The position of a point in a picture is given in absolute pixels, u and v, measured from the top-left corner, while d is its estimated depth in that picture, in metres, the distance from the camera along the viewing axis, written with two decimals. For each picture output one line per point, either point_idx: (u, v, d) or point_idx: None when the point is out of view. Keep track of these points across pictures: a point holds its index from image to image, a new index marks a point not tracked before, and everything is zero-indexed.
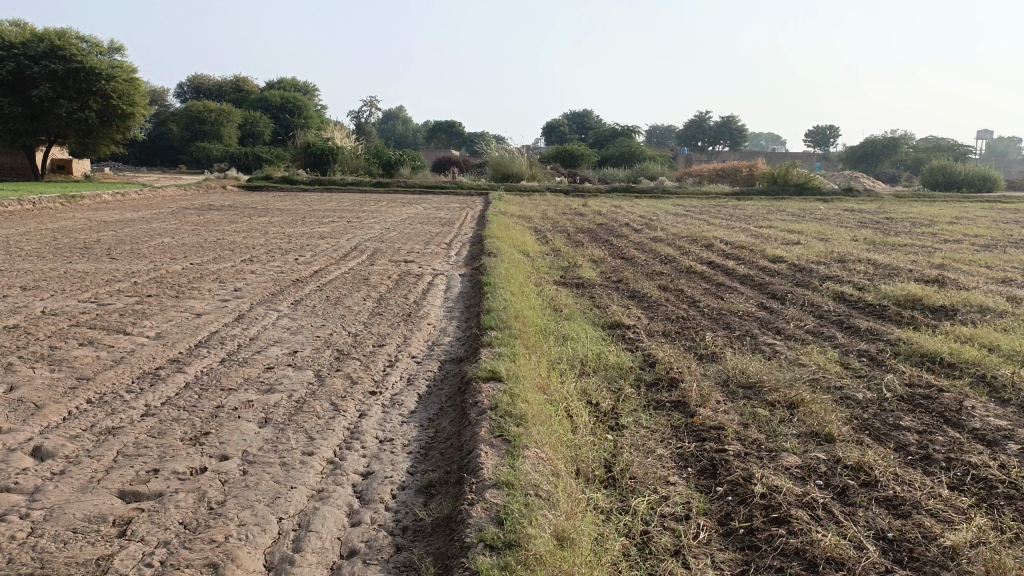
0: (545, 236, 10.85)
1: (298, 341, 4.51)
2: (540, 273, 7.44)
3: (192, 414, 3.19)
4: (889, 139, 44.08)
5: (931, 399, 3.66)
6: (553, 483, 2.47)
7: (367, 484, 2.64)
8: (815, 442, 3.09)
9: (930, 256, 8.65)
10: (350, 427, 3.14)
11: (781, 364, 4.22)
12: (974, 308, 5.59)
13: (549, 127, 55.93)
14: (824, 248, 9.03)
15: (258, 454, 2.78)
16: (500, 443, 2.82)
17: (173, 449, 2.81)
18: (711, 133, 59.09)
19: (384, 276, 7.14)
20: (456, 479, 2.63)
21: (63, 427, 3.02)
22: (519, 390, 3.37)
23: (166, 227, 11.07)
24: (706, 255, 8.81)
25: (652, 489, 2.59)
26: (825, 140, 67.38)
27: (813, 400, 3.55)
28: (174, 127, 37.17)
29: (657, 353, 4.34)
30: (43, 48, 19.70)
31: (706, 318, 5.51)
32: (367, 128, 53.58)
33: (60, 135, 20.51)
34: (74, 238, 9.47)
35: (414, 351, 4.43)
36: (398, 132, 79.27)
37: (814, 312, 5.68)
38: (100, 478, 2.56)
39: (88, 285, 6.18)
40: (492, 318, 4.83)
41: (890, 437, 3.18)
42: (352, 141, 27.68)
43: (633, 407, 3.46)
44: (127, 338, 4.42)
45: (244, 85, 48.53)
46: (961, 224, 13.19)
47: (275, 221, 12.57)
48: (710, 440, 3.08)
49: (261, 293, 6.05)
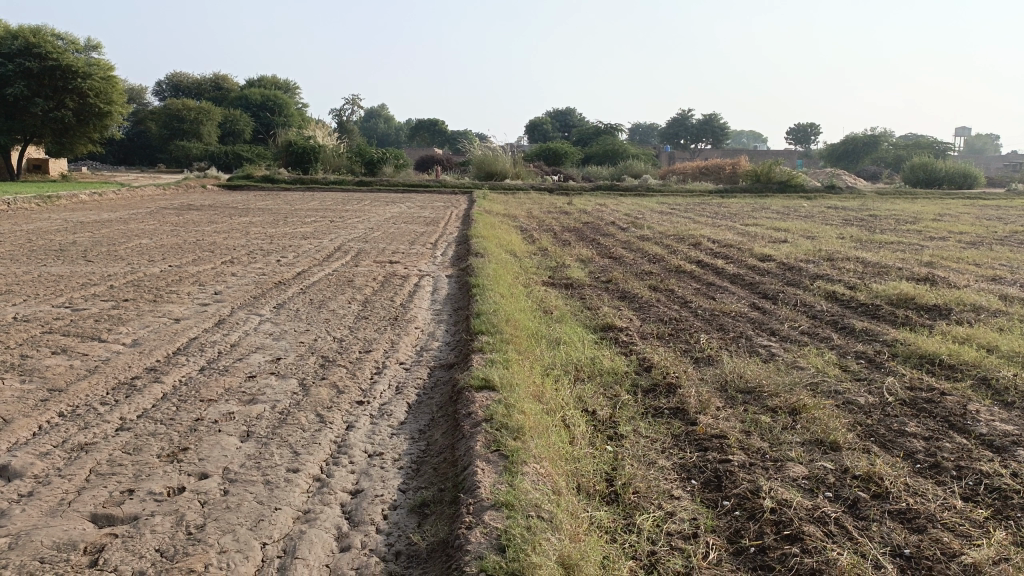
0: (530, 236, 10.68)
1: (282, 347, 4.36)
2: (528, 273, 7.31)
3: (170, 428, 3.03)
4: (869, 136, 44.42)
5: (934, 403, 3.57)
6: (554, 503, 2.34)
7: (357, 504, 2.49)
8: (821, 451, 2.98)
9: (917, 253, 8.62)
10: (337, 440, 2.99)
11: (778, 367, 4.12)
12: (967, 307, 5.52)
13: (532, 125, 55.81)
14: (812, 246, 8.94)
15: (240, 472, 2.63)
16: (497, 458, 2.69)
17: (149, 466, 2.65)
18: (694, 131, 59.13)
19: (369, 277, 6.99)
20: (451, 497, 2.50)
21: (32, 443, 2.85)
22: (515, 399, 3.23)
23: (145, 228, 10.81)
24: (695, 254, 8.71)
25: (656, 504, 2.48)
26: (806, 138, 67.60)
27: (816, 405, 3.43)
28: (152, 126, 36.73)
29: (653, 357, 4.22)
30: (18, 45, 19.38)
31: (699, 319, 5.39)
32: (349, 127, 53.28)
33: (36, 135, 20.15)
34: (49, 240, 9.23)
35: (401, 357, 4.29)
36: (382, 130, 79.22)
37: (808, 313, 5.57)
38: (71, 500, 2.40)
39: (63, 289, 5.98)
40: (483, 322, 4.69)
41: (896, 444, 3.08)
42: (335, 139, 27.44)
43: (630, 415, 3.33)
44: (102, 346, 4.24)
45: (223, 82, 48.05)
46: (945, 221, 13.20)
47: (256, 221, 12.35)
48: (712, 450, 2.96)
49: (242, 297, 5.87)
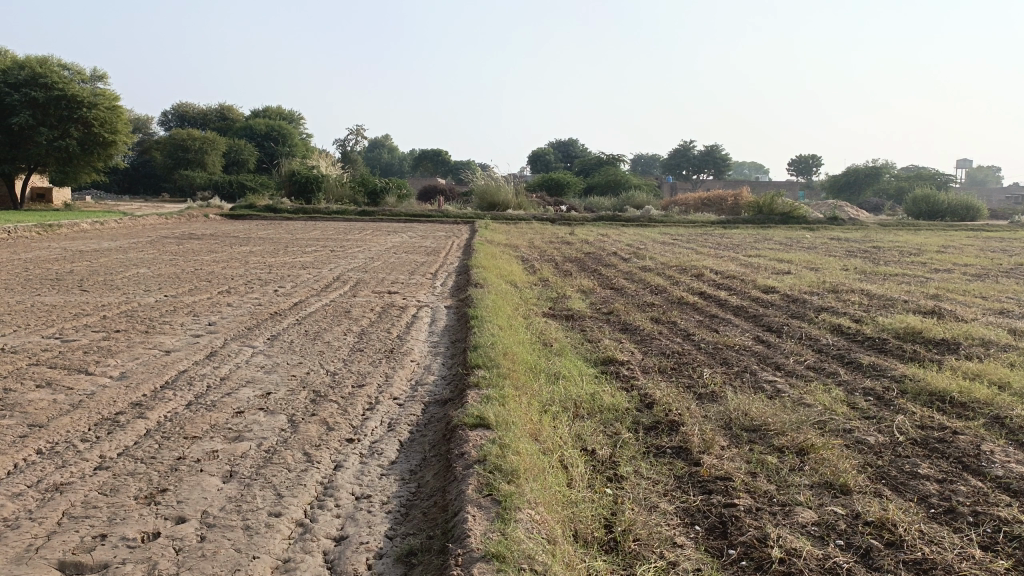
0: (532, 266, 10.61)
1: (273, 381, 4.24)
2: (528, 304, 7.23)
3: (149, 468, 2.90)
4: (872, 168, 44.56)
5: (947, 442, 3.42)
6: (549, 553, 2.21)
7: (340, 551, 2.36)
8: (831, 495, 2.84)
9: (923, 286, 8.52)
10: (324, 481, 2.86)
11: (784, 404, 3.97)
12: (976, 341, 5.40)
13: (535, 156, 56.12)
14: (816, 278, 8.84)
15: (220, 516, 2.50)
16: (489, 504, 2.56)
17: (125, 509, 2.52)
18: (696, 162, 59.36)
19: (366, 308, 6.89)
20: (440, 547, 2.37)
21: (5, 483, 2.73)
22: (510, 439, 3.10)
23: (144, 257, 10.73)
24: (697, 285, 8.62)
25: (657, 553, 2.35)
26: (808, 169, 67.98)
27: (824, 445, 3.30)
28: (157, 155, 36.98)
29: (655, 393, 4.09)
30: (24, 76, 19.56)
31: (702, 353, 5.27)
32: (354, 157, 53.63)
33: (40, 164, 20.22)
34: (47, 268, 9.16)
35: (395, 392, 4.16)
36: (386, 160, 79.80)
37: (814, 346, 5.45)
38: (39, 546, 2.27)
39: (55, 320, 5.88)
40: (480, 356, 4.56)
41: (908, 487, 2.94)
42: (338, 168, 27.54)
43: (631, 454, 3.20)
44: (89, 379, 4.13)
45: (229, 113, 48.50)
46: (949, 252, 13.11)
47: (256, 250, 12.28)
48: (717, 493, 2.82)
49: (236, 328, 5.76)
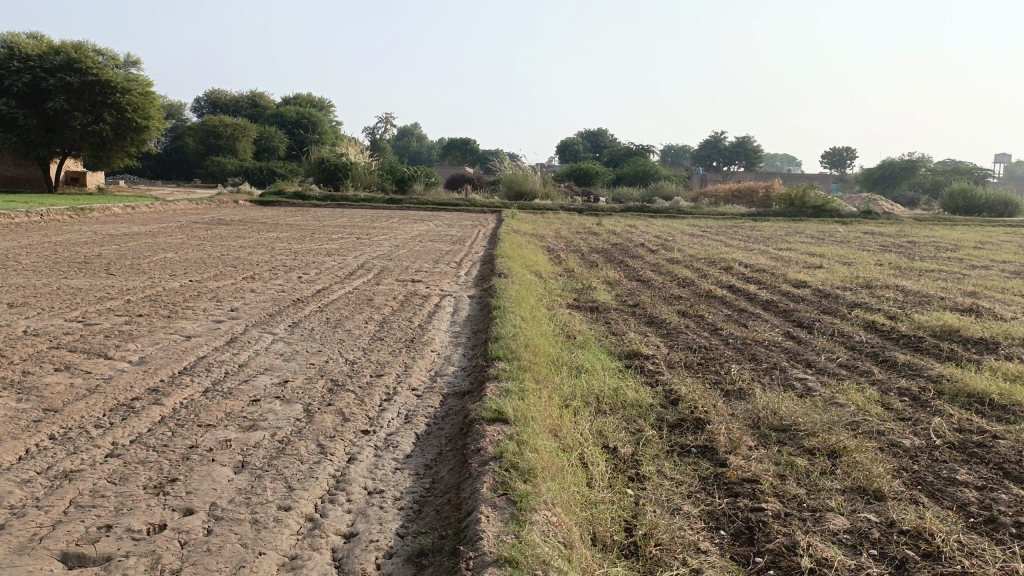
0: (558, 257, 10.48)
1: (290, 369, 4.18)
2: (553, 294, 7.12)
3: (161, 456, 2.85)
4: (907, 160, 43.68)
5: (986, 447, 3.27)
6: (565, 558, 2.12)
7: (349, 549, 2.29)
8: (863, 500, 2.71)
9: (960, 282, 8.26)
10: (336, 474, 2.79)
11: (816, 403, 3.83)
12: (1015, 341, 5.19)
13: (563, 146, 55.82)
14: (849, 273, 8.59)
15: (228, 508, 2.43)
16: (505, 504, 2.47)
17: (133, 499, 2.47)
18: (727, 153, 58.59)
19: (389, 296, 6.82)
20: (451, 548, 2.28)
21: (15, 468, 2.69)
22: (528, 435, 3.01)
23: (172, 242, 10.76)
24: (726, 278, 8.45)
25: (680, 560, 2.24)
26: (841, 162, 66.92)
27: (857, 447, 3.16)
28: (189, 142, 37.30)
29: (681, 389, 3.95)
30: (60, 61, 19.75)
31: (730, 348, 5.12)
32: (383, 146, 53.69)
33: (74, 148, 20.44)
34: (76, 252, 9.21)
35: (414, 383, 4.09)
36: (415, 147, 79.86)
37: (846, 344, 5.28)
38: (43, 536, 2.22)
39: (80, 303, 5.89)
40: (501, 348, 4.47)
41: (946, 493, 2.80)
42: (366, 156, 27.54)
43: (655, 453, 3.09)
44: (107, 363, 4.09)
45: (259, 99, 48.80)
46: (987, 248, 12.75)
47: (282, 237, 12.27)
48: (744, 497, 2.70)
49: (258, 314, 5.71)
